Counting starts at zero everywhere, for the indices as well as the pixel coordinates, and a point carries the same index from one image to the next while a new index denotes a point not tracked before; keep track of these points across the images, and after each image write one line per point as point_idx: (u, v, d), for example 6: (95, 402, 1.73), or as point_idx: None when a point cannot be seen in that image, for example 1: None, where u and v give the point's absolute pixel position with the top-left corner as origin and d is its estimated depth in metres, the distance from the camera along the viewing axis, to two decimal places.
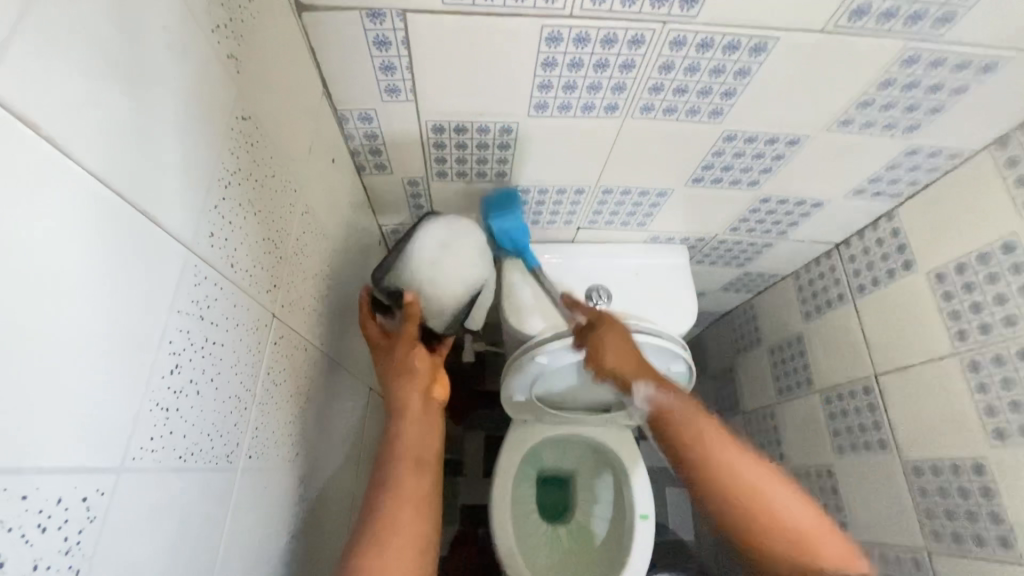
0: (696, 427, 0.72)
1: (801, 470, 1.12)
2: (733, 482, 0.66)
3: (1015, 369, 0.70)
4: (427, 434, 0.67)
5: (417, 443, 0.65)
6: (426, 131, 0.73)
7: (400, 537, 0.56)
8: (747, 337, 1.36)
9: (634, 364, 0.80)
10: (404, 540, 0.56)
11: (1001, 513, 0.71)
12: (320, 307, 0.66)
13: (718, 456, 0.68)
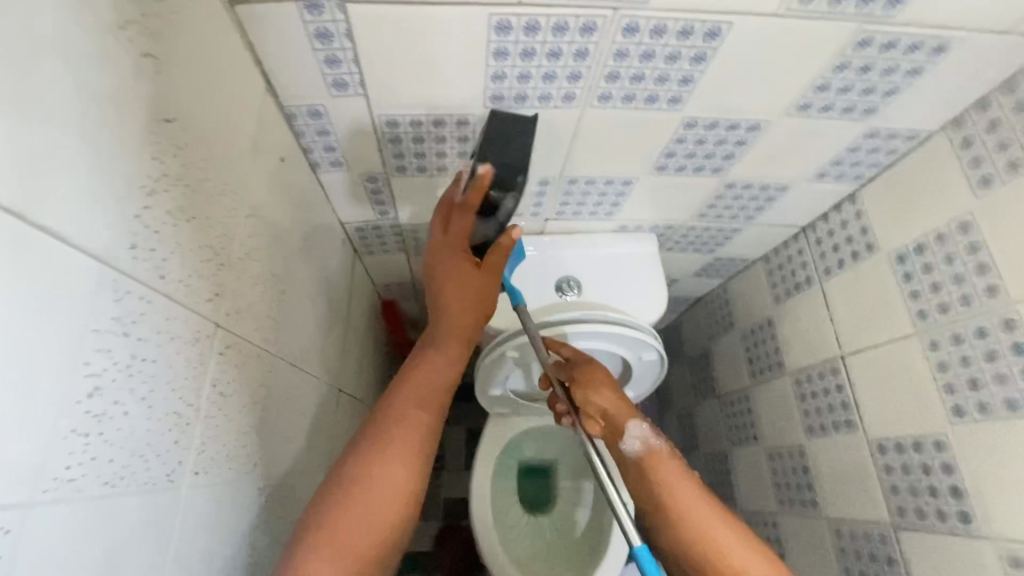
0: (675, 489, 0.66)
1: (774, 451, 1.14)
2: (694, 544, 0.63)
3: (972, 347, 0.71)
4: (453, 367, 0.71)
5: (441, 375, 0.70)
6: (380, 125, 0.70)
7: (388, 476, 0.61)
8: (721, 321, 1.38)
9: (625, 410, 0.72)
10: (391, 480, 0.61)
11: (961, 488, 0.73)
12: (275, 312, 0.63)
13: (703, 525, 0.64)
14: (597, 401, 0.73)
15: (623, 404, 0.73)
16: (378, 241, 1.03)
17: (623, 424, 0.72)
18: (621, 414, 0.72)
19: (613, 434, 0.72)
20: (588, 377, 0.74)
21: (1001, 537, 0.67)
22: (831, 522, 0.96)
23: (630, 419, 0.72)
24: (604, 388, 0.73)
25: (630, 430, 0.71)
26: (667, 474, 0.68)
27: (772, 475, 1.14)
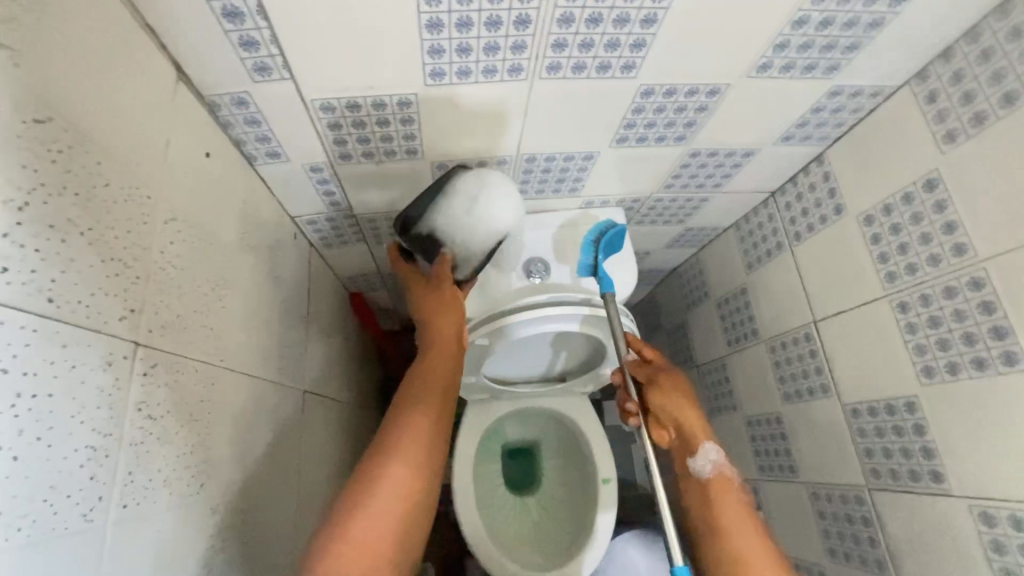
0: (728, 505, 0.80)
1: (753, 418, 1.14)
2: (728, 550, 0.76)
3: (940, 308, 0.70)
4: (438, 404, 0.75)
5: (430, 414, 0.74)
6: (314, 111, 0.65)
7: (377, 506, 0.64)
8: (695, 291, 1.36)
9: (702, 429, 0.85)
10: (380, 507, 0.64)
11: (933, 448, 0.72)
12: (214, 321, 0.59)
13: (738, 539, 0.77)
14: (676, 416, 0.86)
15: (699, 425, 0.85)
16: (334, 233, 0.99)
17: (696, 442, 0.85)
18: (696, 433, 0.85)
19: (681, 446, 0.86)
20: (672, 391, 0.86)
21: (973, 495, 0.67)
22: (810, 486, 0.97)
23: (704, 440, 0.84)
24: (688, 408, 0.86)
25: (704, 450, 0.84)
26: (724, 489, 0.82)
27: (752, 442, 1.15)
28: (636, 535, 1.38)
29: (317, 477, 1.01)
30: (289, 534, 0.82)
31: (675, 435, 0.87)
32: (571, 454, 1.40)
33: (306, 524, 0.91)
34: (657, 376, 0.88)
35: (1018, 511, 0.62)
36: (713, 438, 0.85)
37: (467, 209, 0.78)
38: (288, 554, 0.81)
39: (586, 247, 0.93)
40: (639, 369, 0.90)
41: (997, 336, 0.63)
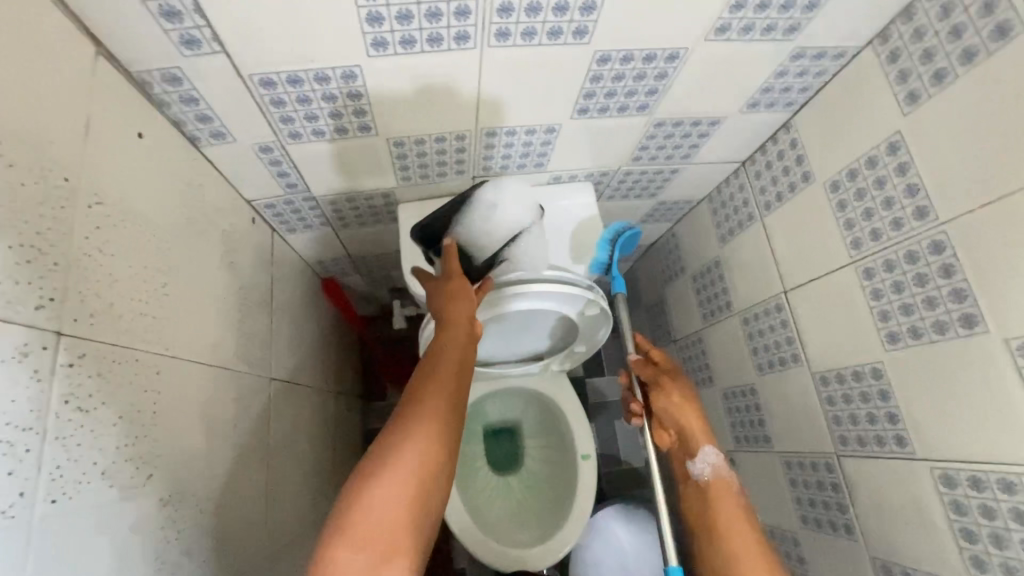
0: (726, 510, 0.81)
1: (728, 390, 1.14)
2: (721, 548, 0.76)
3: (903, 273, 0.69)
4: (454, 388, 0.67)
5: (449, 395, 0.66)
6: (254, 87, 0.62)
7: (384, 490, 0.56)
8: (672, 266, 1.35)
9: (703, 431, 0.90)
10: (388, 492, 0.56)
11: (896, 413, 0.72)
12: (158, 308, 0.57)
13: (732, 539, 0.76)
14: (676, 417, 0.91)
15: (700, 430, 0.90)
16: (296, 216, 0.96)
17: (696, 445, 0.89)
18: (695, 436, 0.90)
19: (683, 447, 0.91)
20: (675, 393, 0.92)
21: (934, 458, 0.68)
22: (783, 455, 0.98)
23: (703, 442, 0.89)
24: (689, 409, 0.91)
25: (703, 450, 0.88)
26: (721, 491, 0.84)
27: (727, 414, 1.15)
28: (619, 510, 1.40)
29: (293, 463, 1.01)
30: (261, 521, 0.81)
31: (676, 436, 0.93)
32: (552, 431, 1.40)
33: (280, 511, 0.91)
34: (660, 377, 0.93)
35: (976, 472, 0.62)
36: (712, 441, 0.89)
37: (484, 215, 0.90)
38: (260, 542, 0.80)
39: (602, 245, 0.96)
40: (647, 370, 0.95)
41: (957, 300, 0.63)
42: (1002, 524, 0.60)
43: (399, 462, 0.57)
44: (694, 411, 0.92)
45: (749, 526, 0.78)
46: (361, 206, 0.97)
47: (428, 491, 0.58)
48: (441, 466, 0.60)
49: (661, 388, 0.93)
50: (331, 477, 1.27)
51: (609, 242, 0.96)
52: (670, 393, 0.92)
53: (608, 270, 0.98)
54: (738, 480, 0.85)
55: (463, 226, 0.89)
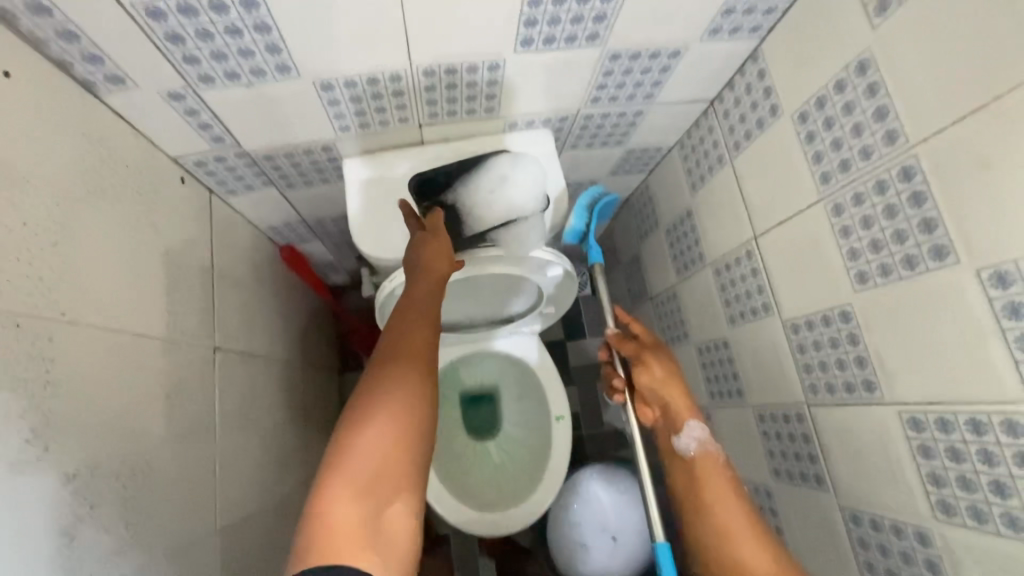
0: (717, 488, 0.78)
1: (703, 345, 1.10)
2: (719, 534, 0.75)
3: (872, 206, 0.64)
4: (425, 354, 0.65)
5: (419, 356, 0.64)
6: (142, 20, 0.55)
7: (357, 456, 0.54)
8: (646, 220, 1.30)
9: (688, 405, 0.84)
10: (362, 457, 0.54)
11: (865, 357, 0.68)
12: (45, 270, 0.52)
13: (730, 526, 0.75)
14: (661, 395, 0.85)
15: (685, 404, 0.84)
16: (233, 176, 0.89)
17: (682, 421, 0.84)
18: (680, 411, 0.84)
19: (669, 424, 0.86)
20: (658, 368, 0.85)
21: (902, 401, 0.64)
22: (756, 408, 0.94)
23: (689, 418, 0.83)
24: (674, 385, 0.85)
25: (689, 427, 0.83)
26: (711, 468, 0.80)
27: (702, 369, 1.12)
28: (599, 471, 1.38)
29: (254, 436, 0.97)
30: (211, 494, 0.78)
31: (661, 412, 0.87)
32: (530, 394, 1.35)
33: (237, 484, 0.87)
34: (642, 353, 0.87)
35: (944, 414, 0.58)
36: (697, 416, 0.84)
37: (493, 187, 0.90)
38: (211, 516, 0.77)
39: (579, 212, 0.95)
40: (629, 346, 0.88)
41: (927, 230, 0.58)
42: (970, 467, 0.57)
43: (376, 414, 0.57)
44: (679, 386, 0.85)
45: (738, 502, 0.77)
46: (303, 163, 0.91)
47: (409, 452, 0.56)
48: (426, 407, 0.60)
49: (645, 364, 0.86)
50: (304, 448, 1.25)
51: (587, 209, 0.95)
52: (653, 367, 0.85)
53: (584, 238, 0.96)
54: (725, 452, 0.82)
55: (469, 186, 0.89)
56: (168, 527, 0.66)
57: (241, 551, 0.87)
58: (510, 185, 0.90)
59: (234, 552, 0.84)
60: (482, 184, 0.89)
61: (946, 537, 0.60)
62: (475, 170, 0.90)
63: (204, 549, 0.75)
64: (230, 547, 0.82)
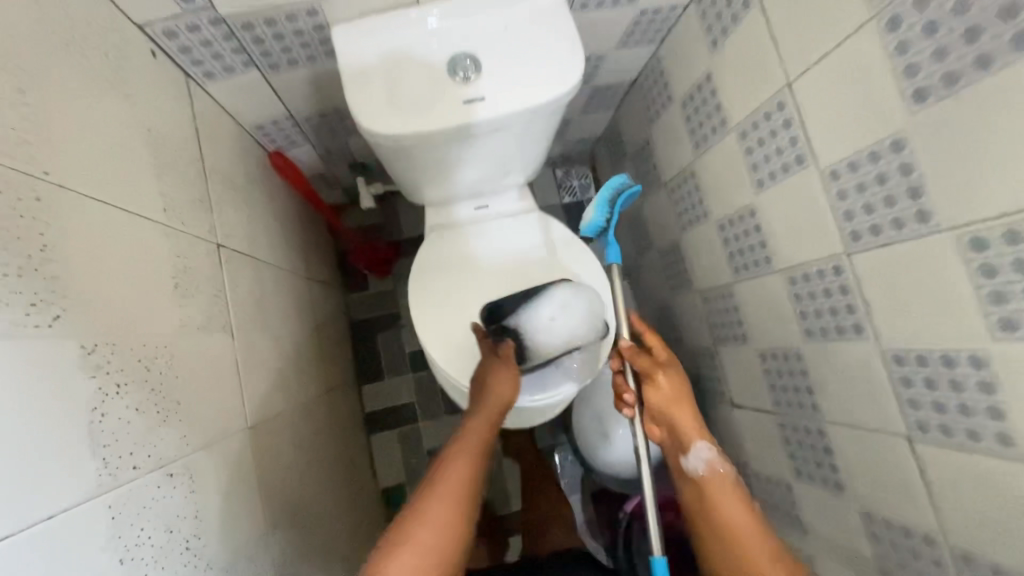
0: (730, 515, 0.75)
1: (724, 220, 1.07)
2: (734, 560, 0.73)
3: (942, 6, 0.58)
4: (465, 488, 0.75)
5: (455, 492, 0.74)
6: None
7: None
8: (657, 100, 1.22)
9: (696, 425, 0.82)
10: None
11: (920, 186, 0.64)
12: (11, 115, 0.45)
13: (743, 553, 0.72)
14: (669, 414, 0.84)
15: (694, 425, 0.82)
16: (210, 53, 0.81)
17: (690, 442, 0.82)
18: (687, 431, 0.83)
19: (676, 444, 0.84)
20: (665, 387, 0.83)
21: (961, 223, 0.60)
22: (786, 272, 0.92)
23: (696, 439, 0.82)
24: (681, 404, 0.83)
25: (698, 449, 0.81)
26: (720, 489, 0.78)
27: (725, 246, 1.09)
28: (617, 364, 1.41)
29: (271, 342, 0.94)
30: (238, 392, 0.75)
31: (667, 431, 0.86)
32: None
33: (261, 385, 0.85)
34: (655, 368, 0.84)
35: (1010, 224, 0.55)
36: (705, 437, 0.82)
37: (552, 316, 0.93)
38: (240, 413, 0.75)
39: (601, 205, 0.93)
40: (642, 359, 0.85)
41: (1009, 18, 0.52)
42: None
43: (414, 544, 0.67)
44: (689, 407, 0.84)
45: (749, 512, 0.75)
46: (286, 34, 0.82)
47: None
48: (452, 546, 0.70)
49: (654, 381, 0.84)
50: (319, 362, 1.23)
51: (610, 205, 0.93)
52: (659, 382, 0.84)
53: (603, 231, 0.96)
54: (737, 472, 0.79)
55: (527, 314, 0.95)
56: (200, 417, 0.64)
57: (274, 450, 0.86)
58: (567, 315, 0.94)
59: (267, 449, 0.83)
60: (538, 312, 0.94)
61: (1005, 356, 0.59)
62: (523, 302, 0.97)
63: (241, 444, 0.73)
64: (262, 446, 0.81)
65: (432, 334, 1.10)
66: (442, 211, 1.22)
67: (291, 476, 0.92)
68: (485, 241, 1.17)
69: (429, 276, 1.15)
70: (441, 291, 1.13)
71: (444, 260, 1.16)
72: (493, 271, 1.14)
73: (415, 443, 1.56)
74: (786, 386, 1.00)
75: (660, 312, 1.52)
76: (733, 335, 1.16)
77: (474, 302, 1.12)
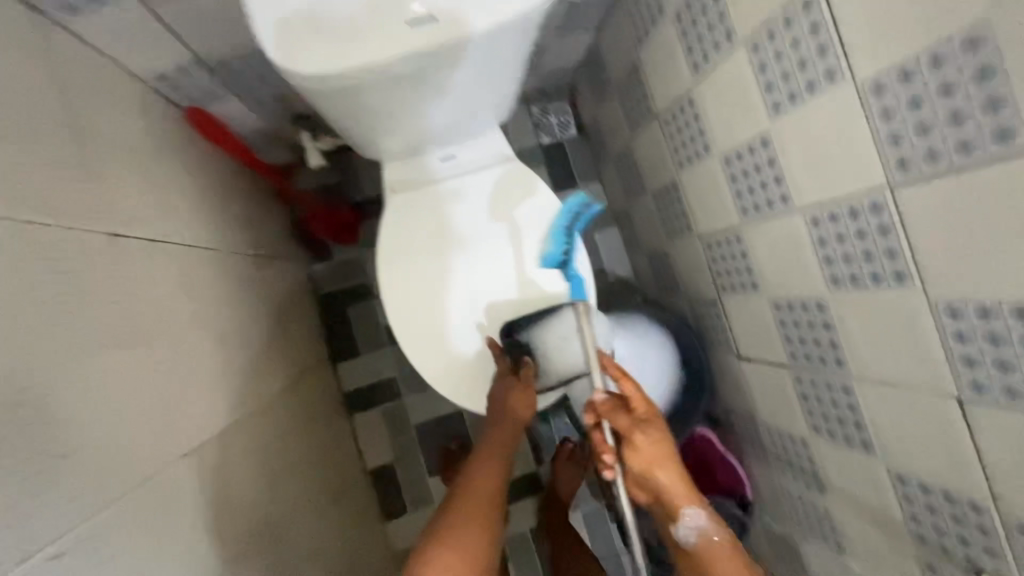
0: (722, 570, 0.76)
1: (731, 153, 0.93)
2: None
3: None
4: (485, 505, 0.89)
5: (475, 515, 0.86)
6: None
7: None
8: (646, 13, 1.03)
9: (685, 491, 0.78)
10: None
11: (999, 97, 0.50)
12: None
13: None
14: (654, 480, 0.79)
15: (682, 491, 0.78)
16: None
17: (678, 509, 0.79)
18: (675, 498, 0.79)
19: (663, 509, 0.80)
20: (648, 451, 0.78)
21: None
22: (807, 211, 0.79)
23: (685, 507, 0.78)
24: (666, 468, 0.78)
25: (687, 515, 0.78)
26: (713, 554, 0.76)
27: (731, 184, 0.96)
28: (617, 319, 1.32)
29: (201, 342, 0.81)
30: (148, 417, 0.64)
31: (654, 497, 0.81)
32: None
33: (190, 397, 0.73)
34: (634, 430, 0.78)
35: None
36: (696, 503, 0.79)
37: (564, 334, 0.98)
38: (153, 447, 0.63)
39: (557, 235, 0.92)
40: (620, 419, 0.79)
41: None
42: None
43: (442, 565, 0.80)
44: (676, 469, 0.79)
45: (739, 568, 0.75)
46: None
47: None
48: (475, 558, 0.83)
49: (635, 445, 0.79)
50: (275, 352, 1.10)
51: (564, 235, 0.92)
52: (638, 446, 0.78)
53: (563, 264, 0.93)
54: (731, 534, 0.77)
55: (541, 331, 0.98)
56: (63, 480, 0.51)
57: (218, 468, 0.75)
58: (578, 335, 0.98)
59: (207, 469, 0.72)
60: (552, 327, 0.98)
61: None
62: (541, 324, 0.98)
63: (158, 479, 0.63)
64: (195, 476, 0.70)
65: (409, 330, 1.00)
66: (405, 167, 1.04)
67: (250, 489, 0.81)
68: (454, 213, 1.02)
69: (396, 261, 1.02)
70: (412, 280, 1.01)
71: (410, 240, 1.02)
72: (467, 252, 1.02)
73: (402, 418, 1.47)
74: (803, 340, 0.90)
75: (656, 261, 1.40)
76: (740, 284, 1.04)
77: (451, 290, 1.01)
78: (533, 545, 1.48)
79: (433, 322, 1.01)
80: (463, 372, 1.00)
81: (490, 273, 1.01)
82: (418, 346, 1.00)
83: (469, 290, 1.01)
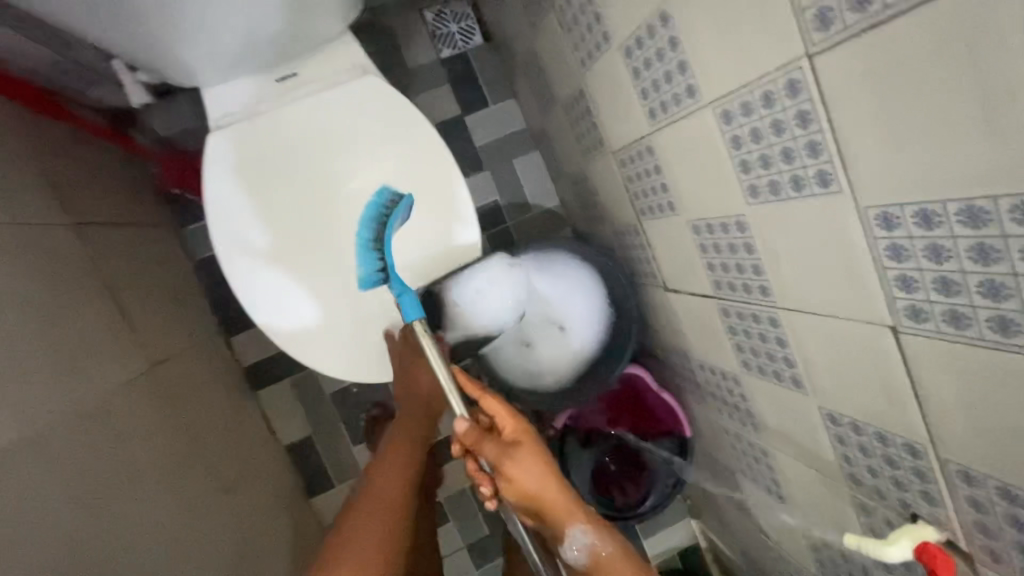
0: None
1: (630, 39, 0.73)
2: None
3: None
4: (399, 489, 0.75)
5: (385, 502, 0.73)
6: None
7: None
8: None
9: (570, 507, 0.70)
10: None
11: None
12: None
13: None
14: (534, 507, 0.70)
15: (565, 511, 0.70)
16: None
17: (563, 530, 0.71)
18: (560, 519, 0.71)
19: (550, 530, 0.73)
20: (518, 483, 0.68)
21: None
22: (716, 102, 0.62)
23: (570, 526, 0.70)
24: (546, 492, 0.69)
25: (571, 536, 0.71)
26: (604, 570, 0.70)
27: (634, 79, 0.77)
28: (538, 261, 1.15)
29: None
30: None
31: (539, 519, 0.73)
32: None
33: None
34: (503, 460, 0.68)
35: None
36: (583, 520, 0.71)
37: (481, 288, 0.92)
38: None
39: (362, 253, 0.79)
40: (488, 449, 0.69)
41: None
42: None
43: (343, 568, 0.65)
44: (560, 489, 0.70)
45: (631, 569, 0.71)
46: None
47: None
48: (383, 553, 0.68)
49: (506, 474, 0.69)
50: (119, 339, 0.93)
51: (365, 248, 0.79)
52: (509, 477, 0.68)
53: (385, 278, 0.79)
54: (618, 544, 0.71)
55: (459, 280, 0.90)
56: None
57: (10, 497, 0.61)
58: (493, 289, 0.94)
59: None
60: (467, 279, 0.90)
61: None
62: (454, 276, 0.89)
63: None
64: None
65: (259, 292, 0.85)
66: (231, 97, 0.86)
67: (71, 512, 0.68)
68: (300, 147, 0.85)
69: (238, 215, 0.83)
70: (263, 236, 0.84)
71: (257, 192, 0.84)
72: (323, 193, 0.86)
73: (314, 387, 1.35)
74: (725, 265, 0.76)
75: (578, 186, 1.23)
76: (658, 206, 0.88)
77: (319, 251, 0.85)
78: (475, 500, 1.41)
79: (288, 279, 0.86)
80: (356, 343, 0.87)
81: (353, 216, 0.86)
82: (273, 310, 0.85)
83: (338, 249, 0.85)
